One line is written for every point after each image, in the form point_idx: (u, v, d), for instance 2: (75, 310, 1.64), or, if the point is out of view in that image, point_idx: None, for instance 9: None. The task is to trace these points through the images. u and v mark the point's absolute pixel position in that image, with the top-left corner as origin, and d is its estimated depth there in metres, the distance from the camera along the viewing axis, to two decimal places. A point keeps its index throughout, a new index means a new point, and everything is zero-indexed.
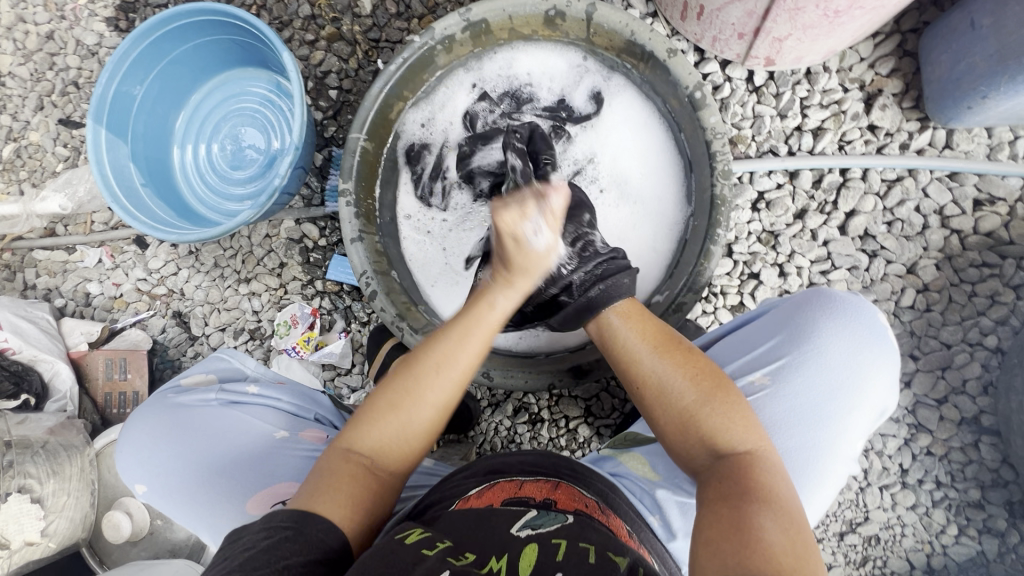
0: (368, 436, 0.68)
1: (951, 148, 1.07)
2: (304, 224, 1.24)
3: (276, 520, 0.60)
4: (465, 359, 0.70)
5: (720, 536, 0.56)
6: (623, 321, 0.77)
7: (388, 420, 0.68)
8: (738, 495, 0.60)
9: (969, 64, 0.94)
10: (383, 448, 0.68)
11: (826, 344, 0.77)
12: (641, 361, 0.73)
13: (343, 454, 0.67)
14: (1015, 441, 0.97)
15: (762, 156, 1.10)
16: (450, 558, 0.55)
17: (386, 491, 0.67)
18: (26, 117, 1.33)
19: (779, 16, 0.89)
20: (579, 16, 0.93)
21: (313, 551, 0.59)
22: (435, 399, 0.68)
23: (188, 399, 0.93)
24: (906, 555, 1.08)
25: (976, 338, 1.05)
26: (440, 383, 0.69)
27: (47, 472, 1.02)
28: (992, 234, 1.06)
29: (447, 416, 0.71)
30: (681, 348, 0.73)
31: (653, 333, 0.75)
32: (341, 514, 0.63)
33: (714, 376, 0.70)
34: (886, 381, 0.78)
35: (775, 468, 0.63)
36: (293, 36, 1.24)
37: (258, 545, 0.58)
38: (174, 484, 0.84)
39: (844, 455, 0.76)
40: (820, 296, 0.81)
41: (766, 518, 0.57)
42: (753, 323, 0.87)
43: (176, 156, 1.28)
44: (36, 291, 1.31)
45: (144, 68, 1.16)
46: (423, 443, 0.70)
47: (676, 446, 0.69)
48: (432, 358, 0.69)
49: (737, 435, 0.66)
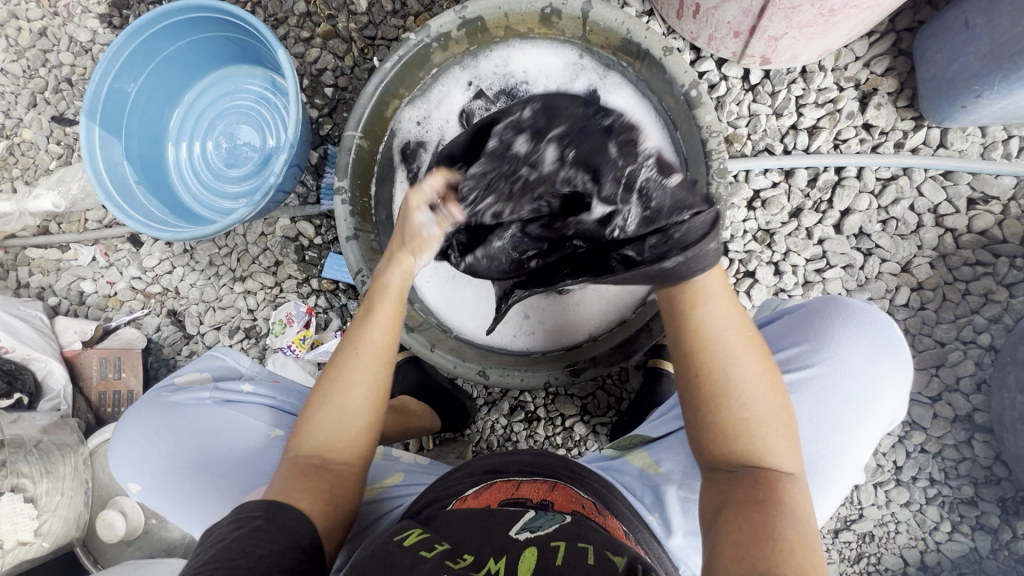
0: (312, 432, 0.68)
1: (945, 147, 1.08)
2: (300, 222, 1.23)
3: (246, 512, 0.62)
4: (383, 333, 0.73)
5: (749, 549, 0.55)
6: (717, 297, 0.68)
7: (327, 410, 0.69)
8: (770, 506, 0.59)
9: (963, 63, 0.95)
10: (329, 441, 0.68)
11: (843, 352, 0.78)
12: (720, 351, 0.66)
13: (292, 457, 0.68)
14: (1009, 438, 0.98)
15: (758, 155, 1.10)
16: (448, 561, 0.54)
17: (344, 486, 0.68)
18: (19, 114, 1.33)
19: (774, 14, 0.89)
20: (574, 14, 0.93)
21: (287, 539, 0.59)
22: (365, 379, 0.71)
23: (181, 398, 0.92)
24: (900, 552, 1.08)
25: (969, 336, 1.06)
26: (367, 364, 0.71)
27: (40, 471, 1.01)
28: (986, 233, 1.06)
29: (384, 400, 0.72)
30: (763, 352, 0.68)
31: (740, 324, 0.68)
32: (309, 506, 0.64)
33: (781, 391, 0.66)
34: (900, 391, 0.78)
35: (802, 493, 0.63)
36: (288, 34, 1.24)
37: (230, 536, 0.59)
38: (168, 485, 0.85)
39: (853, 462, 0.77)
40: (838, 304, 0.81)
41: (789, 530, 0.57)
42: (769, 326, 0.86)
43: (171, 154, 1.28)
44: (30, 289, 1.30)
45: (137, 65, 1.15)
46: (368, 427, 0.71)
47: (715, 442, 0.66)
48: (352, 341, 0.73)
49: (782, 455, 0.64)
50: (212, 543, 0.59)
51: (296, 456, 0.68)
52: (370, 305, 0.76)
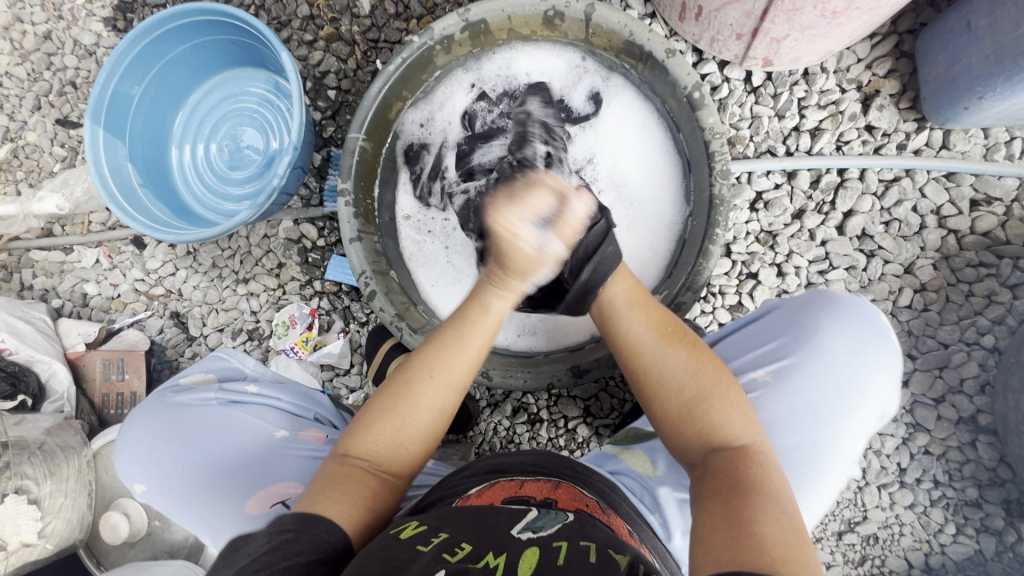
0: (365, 442, 0.68)
1: (948, 149, 1.08)
2: (303, 224, 1.23)
3: (280, 525, 0.59)
4: (465, 360, 0.72)
5: (717, 528, 0.56)
6: (627, 309, 0.77)
7: (387, 426, 0.69)
8: (732, 488, 0.59)
9: (966, 64, 0.95)
10: (382, 456, 0.68)
11: (829, 343, 0.78)
12: (644, 352, 0.73)
13: (338, 460, 0.68)
14: (1013, 439, 0.97)
15: (761, 157, 1.10)
16: (448, 554, 0.55)
17: (387, 500, 0.67)
18: (23, 117, 1.33)
19: (777, 16, 0.89)
20: (577, 17, 0.94)
21: (316, 551, 0.57)
22: (431, 404, 0.70)
23: (187, 398, 0.93)
24: (905, 555, 1.08)
25: (973, 337, 1.06)
26: (435, 387, 0.70)
27: (44, 473, 1.01)
28: (989, 234, 1.06)
29: (442, 427, 0.72)
30: (686, 341, 0.72)
31: (657, 323, 0.74)
32: (344, 515, 0.62)
33: (715, 369, 0.69)
34: (887, 383, 0.78)
35: (770, 461, 0.63)
36: (291, 36, 1.24)
37: (256, 546, 0.56)
38: (172, 484, 0.84)
39: (844, 454, 0.76)
40: (822, 298, 0.82)
41: (760, 512, 0.56)
42: (755, 322, 0.87)
43: (175, 156, 1.28)
44: (34, 291, 1.30)
45: (142, 68, 1.16)
46: (420, 450, 0.71)
47: (675, 438, 0.68)
48: (427, 362, 0.72)
49: (734, 430, 0.65)
50: (242, 558, 0.55)
51: (342, 460, 0.68)
52: (456, 326, 0.73)
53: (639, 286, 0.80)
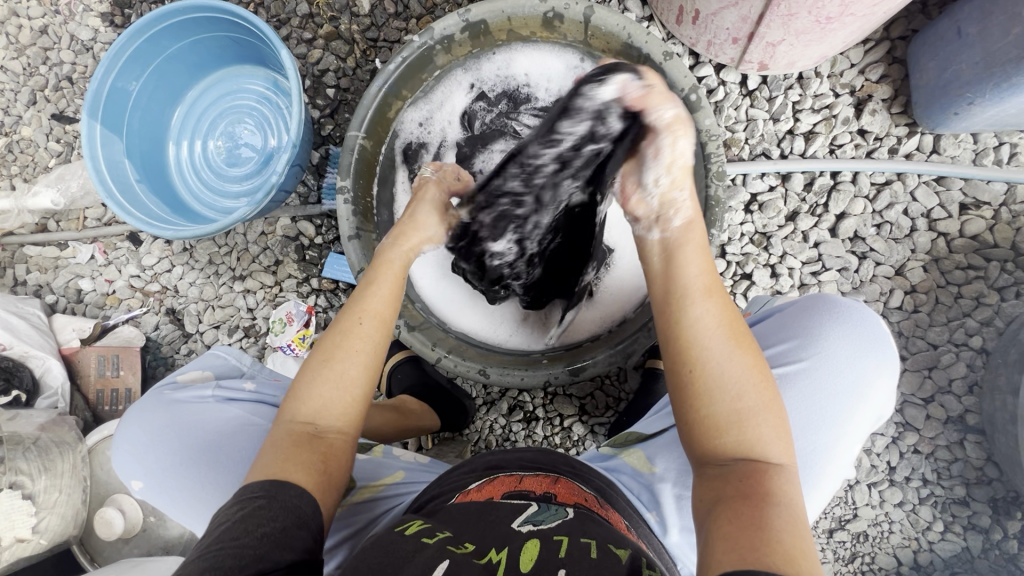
0: (309, 399, 0.69)
1: (938, 153, 1.10)
2: (301, 221, 1.24)
3: (247, 493, 0.60)
4: (381, 305, 0.75)
5: (743, 531, 0.56)
6: (701, 300, 0.70)
7: (325, 381, 0.69)
8: (762, 498, 0.59)
9: (955, 71, 0.97)
10: (324, 410, 0.68)
11: (829, 347, 0.79)
12: (706, 346, 0.67)
13: (288, 426, 0.67)
14: (1000, 439, 1.00)
15: (755, 159, 1.12)
16: (450, 547, 0.56)
17: (339, 456, 0.68)
18: (19, 112, 1.33)
19: (773, 21, 0.90)
20: (576, 19, 0.95)
21: (290, 517, 0.59)
22: (363, 350, 0.71)
23: (184, 395, 0.92)
24: (894, 552, 1.10)
25: (961, 338, 1.08)
26: (365, 333, 0.72)
27: (39, 469, 1.01)
28: (977, 237, 1.08)
29: (380, 372, 0.73)
30: (751, 345, 0.68)
31: (728, 320, 0.69)
32: (307, 480, 0.63)
33: (768, 383, 0.66)
34: (887, 387, 0.79)
35: (794, 482, 0.63)
36: (290, 34, 1.24)
37: (231, 518, 0.58)
38: (170, 481, 0.84)
39: (841, 458, 0.78)
40: (828, 302, 0.83)
41: (780, 520, 0.57)
42: (758, 325, 0.88)
43: (172, 153, 1.28)
44: (27, 287, 1.30)
45: (141, 64, 1.16)
46: (362, 397, 0.71)
47: (703, 439, 0.66)
48: (355, 312, 0.74)
49: (771, 445, 0.64)
50: (215, 528, 0.58)
51: (291, 427, 0.68)
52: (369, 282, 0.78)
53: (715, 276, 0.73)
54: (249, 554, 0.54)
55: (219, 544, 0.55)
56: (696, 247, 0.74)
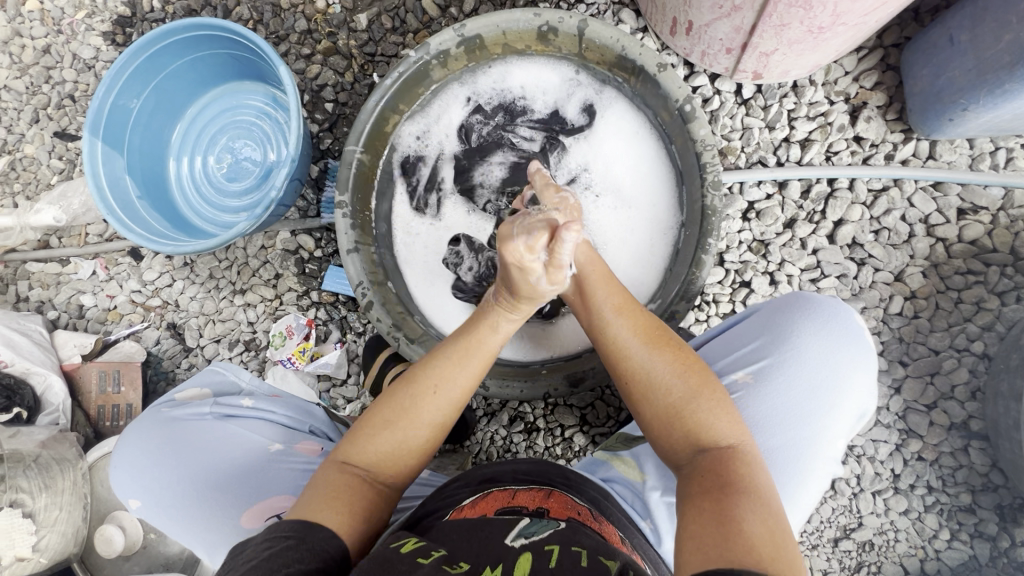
0: (369, 449, 0.70)
1: (934, 159, 1.10)
2: (300, 235, 1.24)
3: (279, 532, 0.60)
4: (466, 380, 0.75)
5: (703, 527, 0.57)
6: (613, 316, 0.77)
7: (386, 435, 0.71)
8: (720, 489, 0.61)
9: (948, 78, 0.97)
10: (380, 462, 0.70)
11: (803, 342, 0.79)
12: (630, 356, 0.74)
13: (337, 466, 0.69)
14: (1004, 445, 0.99)
15: (752, 167, 1.12)
16: (446, 566, 0.56)
17: (383, 499, 0.69)
18: (22, 130, 1.34)
19: (766, 32, 0.91)
20: (570, 32, 0.95)
21: (315, 561, 0.58)
22: (429, 414, 0.72)
23: (183, 413, 0.92)
24: (900, 561, 1.09)
25: (963, 344, 1.07)
26: (436, 400, 0.73)
27: (39, 487, 1.00)
28: (976, 242, 1.08)
29: (444, 431, 0.74)
30: (671, 343, 0.73)
31: (643, 326, 0.75)
32: (337, 523, 0.63)
33: (701, 372, 0.71)
34: (866, 380, 0.79)
35: (755, 464, 0.64)
36: (289, 50, 1.26)
37: (261, 556, 0.57)
38: (169, 499, 0.83)
39: (826, 454, 0.77)
40: (800, 298, 0.84)
41: (745, 508, 0.58)
42: (733, 326, 0.89)
43: (173, 168, 1.29)
44: (30, 303, 1.30)
45: (141, 82, 1.17)
46: (419, 451, 0.72)
47: (661, 439, 0.70)
48: (431, 378, 0.74)
49: (721, 431, 0.66)
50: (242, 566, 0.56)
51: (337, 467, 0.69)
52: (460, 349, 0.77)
53: (625, 292, 0.81)
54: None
55: None
56: (599, 273, 0.80)
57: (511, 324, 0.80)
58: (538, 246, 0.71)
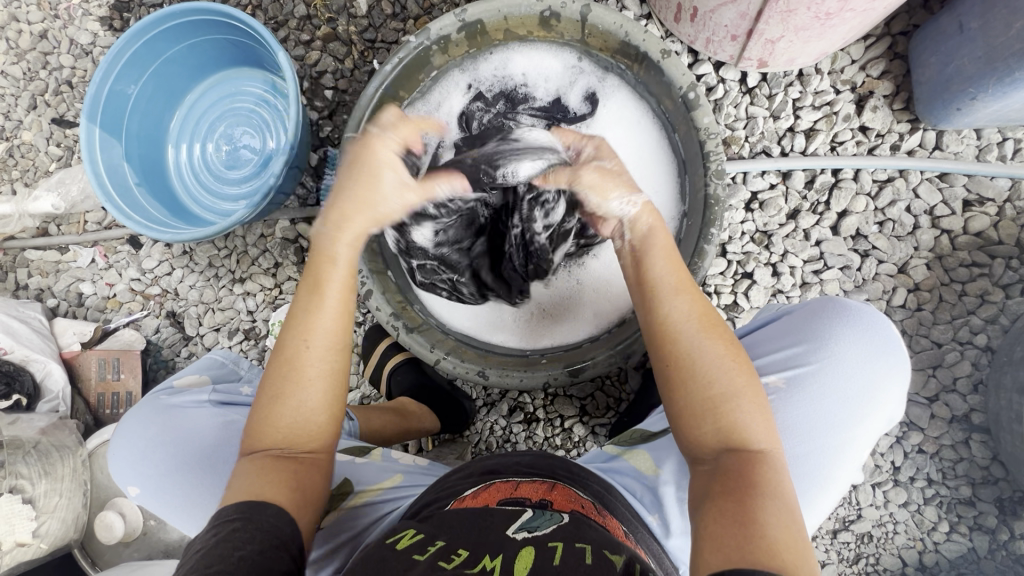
0: (269, 427, 0.67)
1: (940, 150, 1.08)
2: (300, 223, 1.23)
3: (223, 515, 0.61)
4: (331, 325, 0.69)
5: (727, 533, 0.57)
6: (671, 295, 0.72)
7: (274, 409, 0.67)
8: (745, 491, 0.60)
9: (957, 67, 0.96)
10: (291, 433, 0.67)
11: (841, 349, 0.79)
12: (681, 339, 0.69)
13: (249, 456, 0.67)
14: (1006, 438, 0.98)
15: (755, 157, 1.11)
16: (441, 562, 0.55)
17: (315, 471, 0.68)
18: (19, 116, 1.33)
19: (772, 17, 0.89)
20: (573, 17, 0.94)
21: (268, 539, 0.59)
22: (318, 375, 0.68)
23: (181, 401, 0.91)
24: (899, 552, 1.09)
25: (966, 336, 1.06)
26: (313, 358, 0.68)
27: (39, 473, 1.01)
28: (981, 234, 1.07)
29: (339, 395, 0.70)
30: (724, 333, 0.69)
31: (701, 312, 0.70)
32: (286, 496, 0.64)
33: (747, 369, 0.67)
34: (897, 393, 0.79)
35: (781, 472, 0.63)
36: (288, 36, 1.24)
37: (209, 542, 0.59)
38: (168, 487, 0.84)
39: (850, 462, 0.77)
40: (837, 304, 0.83)
41: (769, 513, 0.58)
42: (765, 327, 0.88)
43: (171, 156, 1.28)
44: (29, 291, 1.30)
45: (139, 67, 1.16)
46: (327, 422, 0.69)
47: (687, 427, 0.67)
48: (295, 332, 0.69)
49: (754, 433, 0.64)
50: (195, 552, 0.59)
51: (255, 453, 0.67)
52: (314, 292, 0.71)
53: (685, 274, 0.75)
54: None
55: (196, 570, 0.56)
56: (659, 242, 0.76)
57: (358, 225, 0.74)
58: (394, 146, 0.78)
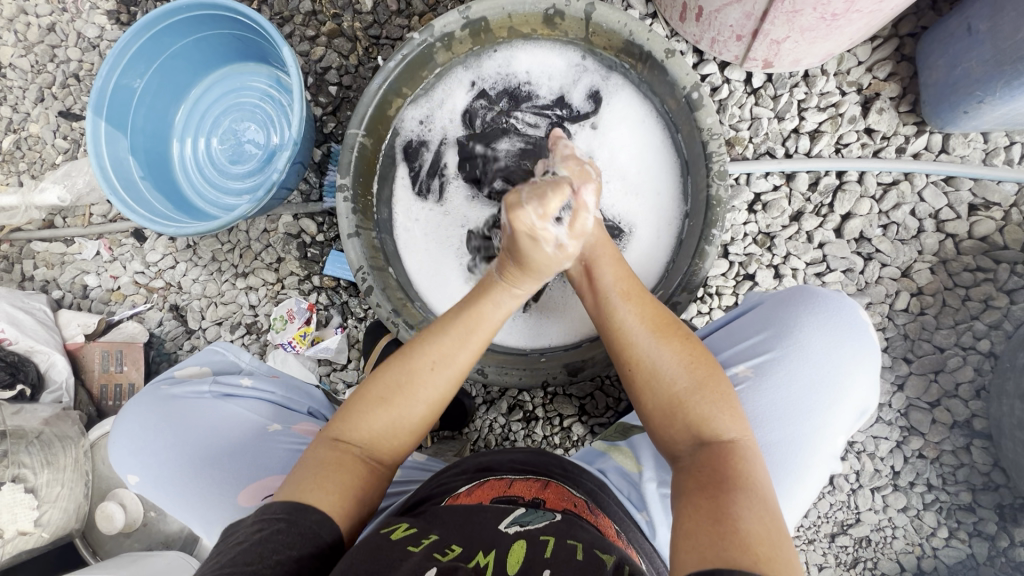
0: (363, 427, 0.69)
1: (947, 153, 1.08)
2: (302, 219, 1.24)
3: (269, 513, 0.60)
4: (463, 361, 0.74)
5: (700, 526, 0.56)
6: (622, 304, 0.77)
7: (384, 413, 0.70)
8: (716, 481, 0.61)
9: (965, 69, 0.95)
10: (374, 439, 0.69)
11: (806, 336, 0.79)
12: (636, 345, 0.73)
13: (330, 443, 0.68)
14: (1007, 444, 0.98)
15: (759, 158, 1.11)
16: (435, 555, 0.56)
17: (377, 483, 0.68)
18: (26, 109, 1.34)
19: (777, 18, 0.89)
20: (577, 16, 0.93)
21: (308, 546, 0.59)
22: (429, 394, 0.71)
23: (181, 391, 0.92)
24: (897, 557, 1.08)
25: (969, 341, 1.05)
26: (432, 381, 0.71)
27: (42, 463, 1.02)
28: (987, 239, 1.06)
29: (437, 415, 0.74)
30: (678, 334, 0.73)
31: (652, 317, 0.75)
32: (334, 505, 0.63)
33: (705, 365, 0.70)
34: (867, 378, 0.78)
35: (756, 460, 0.63)
36: (293, 32, 1.24)
37: (249, 540, 0.58)
38: (167, 476, 0.84)
39: (826, 450, 0.76)
40: (804, 292, 0.83)
41: (743, 505, 0.58)
42: (737, 319, 0.88)
43: (176, 149, 1.29)
44: (35, 282, 1.31)
45: (144, 61, 1.17)
46: (411, 437, 0.72)
47: (659, 428, 0.70)
48: (430, 352, 0.73)
49: (721, 424, 0.66)
50: (233, 548, 0.58)
51: (336, 442, 0.68)
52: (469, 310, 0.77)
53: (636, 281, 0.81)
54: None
55: (233, 566, 0.55)
56: (609, 255, 0.82)
57: (509, 300, 0.79)
58: (552, 211, 0.75)
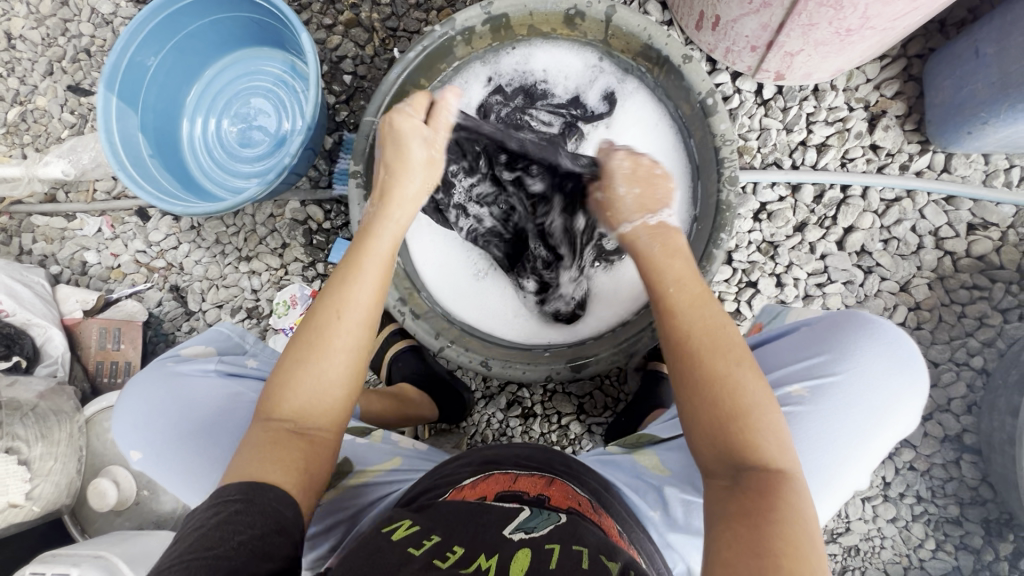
0: (292, 398, 0.67)
1: (948, 172, 1.10)
2: (310, 205, 1.24)
3: (225, 495, 0.59)
4: (366, 297, 0.71)
5: (741, 556, 0.54)
6: (689, 310, 0.70)
7: (304, 377, 0.67)
8: (760, 513, 0.57)
9: (971, 91, 0.98)
10: (305, 408, 0.67)
11: (864, 363, 0.79)
12: (703, 355, 0.66)
13: (263, 424, 0.66)
14: (996, 459, 1.00)
15: (766, 168, 1.12)
16: (436, 560, 0.56)
17: (321, 454, 0.67)
18: (34, 82, 1.33)
19: (793, 30, 0.91)
20: (598, 17, 0.95)
21: (269, 522, 0.58)
22: (343, 346, 0.68)
23: (188, 369, 0.91)
24: (884, 567, 1.10)
25: (963, 358, 1.08)
26: (345, 329, 0.69)
27: (36, 436, 1.01)
28: (983, 258, 1.08)
29: (363, 366, 0.71)
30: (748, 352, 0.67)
31: (720, 330, 0.68)
32: (287, 481, 0.63)
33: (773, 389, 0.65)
34: (912, 409, 0.79)
35: (805, 497, 0.59)
36: (311, 19, 1.25)
37: (208, 525, 0.57)
38: (170, 454, 0.84)
39: (862, 474, 0.78)
40: (864, 317, 0.82)
41: (784, 541, 0.54)
42: (788, 335, 0.87)
43: (186, 129, 1.29)
44: (33, 256, 1.30)
45: (160, 40, 1.17)
46: (345, 396, 0.69)
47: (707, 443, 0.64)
48: (331, 304, 0.70)
49: (772, 454, 0.61)
50: (191, 532, 0.57)
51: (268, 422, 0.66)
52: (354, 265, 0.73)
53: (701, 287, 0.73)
54: (225, 565, 0.54)
55: (191, 554, 0.54)
56: (676, 259, 0.75)
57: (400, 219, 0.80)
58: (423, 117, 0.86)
